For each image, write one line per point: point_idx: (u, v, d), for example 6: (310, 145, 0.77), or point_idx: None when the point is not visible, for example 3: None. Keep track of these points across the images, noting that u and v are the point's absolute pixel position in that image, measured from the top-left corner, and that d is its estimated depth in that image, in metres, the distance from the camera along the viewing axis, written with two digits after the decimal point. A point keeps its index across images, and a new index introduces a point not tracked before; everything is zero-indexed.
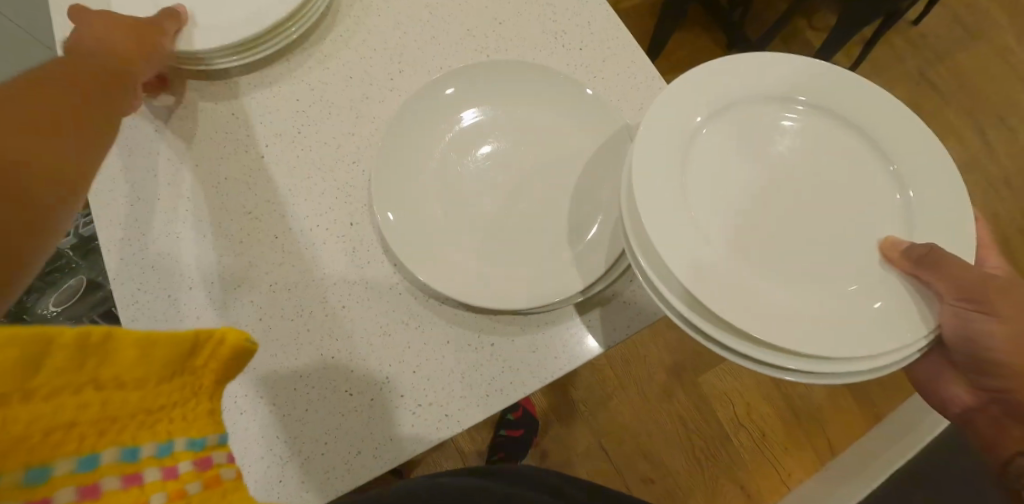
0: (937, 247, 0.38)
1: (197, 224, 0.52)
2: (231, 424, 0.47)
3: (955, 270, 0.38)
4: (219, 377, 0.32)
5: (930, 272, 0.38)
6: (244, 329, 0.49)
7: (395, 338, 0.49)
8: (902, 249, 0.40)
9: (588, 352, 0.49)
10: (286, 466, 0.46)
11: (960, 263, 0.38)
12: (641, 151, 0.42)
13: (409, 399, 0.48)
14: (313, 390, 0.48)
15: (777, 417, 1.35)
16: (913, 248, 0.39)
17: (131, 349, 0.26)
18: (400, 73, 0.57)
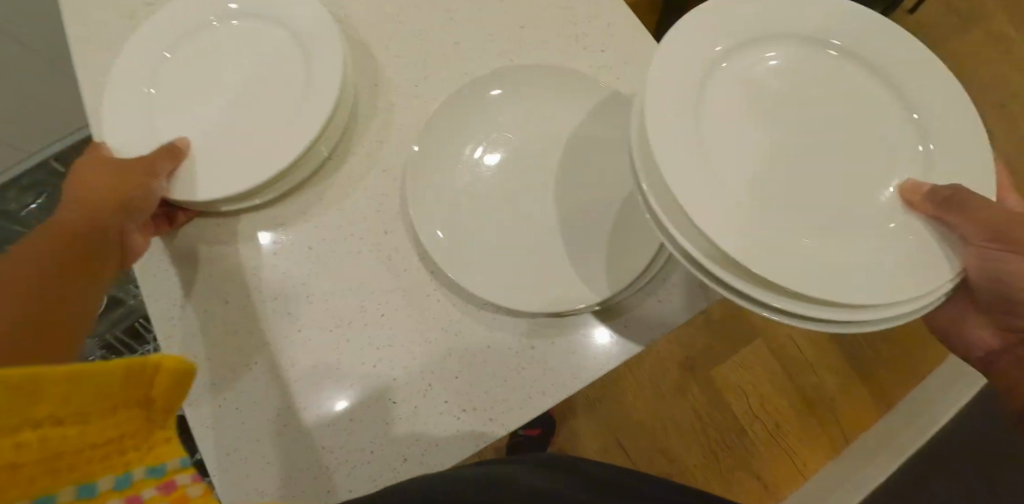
0: (961, 188, 0.37)
1: (230, 239, 0.52)
2: (277, 437, 0.47)
3: (980, 210, 0.37)
4: (166, 398, 0.29)
5: (956, 213, 0.36)
6: (284, 342, 0.49)
7: (435, 346, 0.49)
8: (924, 191, 0.39)
9: (624, 354, 0.50)
10: (333, 477, 0.46)
11: (982, 201, 0.37)
12: (651, 92, 0.39)
13: (452, 406, 0.48)
14: (355, 400, 0.48)
15: (792, 407, 1.36)
16: (937, 189, 0.38)
17: (57, 387, 0.23)
18: (425, 80, 0.57)
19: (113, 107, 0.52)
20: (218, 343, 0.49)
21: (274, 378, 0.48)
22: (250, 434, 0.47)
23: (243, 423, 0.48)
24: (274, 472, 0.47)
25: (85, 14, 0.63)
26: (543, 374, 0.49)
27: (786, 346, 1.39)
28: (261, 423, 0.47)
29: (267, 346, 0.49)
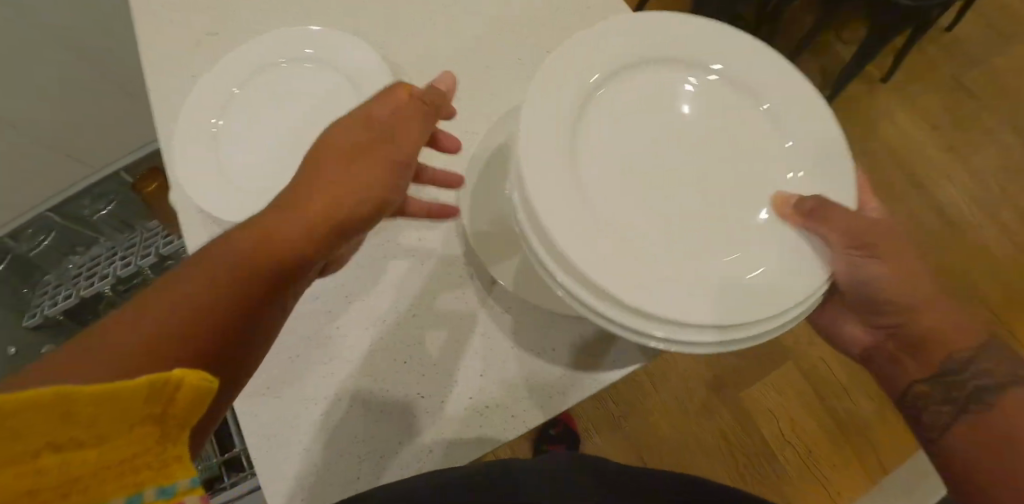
0: (823, 199, 0.43)
1: None
2: (310, 424, 0.51)
3: (839, 219, 0.42)
4: (185, 416, 0.28)
5: (820, 220, 0.42)
6: (320, 335, 0.53)
7: (462, 343, 0.53)
8: (792, 203, 0.44)
9: (638, 359, 0.53)
10: (359, 457, 0.50)
11: (844, 210, 0.43)
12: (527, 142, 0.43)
13: (474, 399, 0.51)
14: (387, 392, 0.51)
15: (823, 431, 1.32)
16: (804, 202, 0.43)
17: (73, 414, 0.23)
18: (460, 104, 0.63)
19: (185, 126, 0.60)
20: None
21: (311, 368, 0.52)
22: (288, 420, 0.51)
23: (281, 409, 0.51)
24: (308, 456, 0.50)
25: (157, 38, 0.70)
26: (563, 372, 0.52)
27: (816, 366, 1.36)
28: (298, 410, 0.51)
29: (305, 336, 0.53)
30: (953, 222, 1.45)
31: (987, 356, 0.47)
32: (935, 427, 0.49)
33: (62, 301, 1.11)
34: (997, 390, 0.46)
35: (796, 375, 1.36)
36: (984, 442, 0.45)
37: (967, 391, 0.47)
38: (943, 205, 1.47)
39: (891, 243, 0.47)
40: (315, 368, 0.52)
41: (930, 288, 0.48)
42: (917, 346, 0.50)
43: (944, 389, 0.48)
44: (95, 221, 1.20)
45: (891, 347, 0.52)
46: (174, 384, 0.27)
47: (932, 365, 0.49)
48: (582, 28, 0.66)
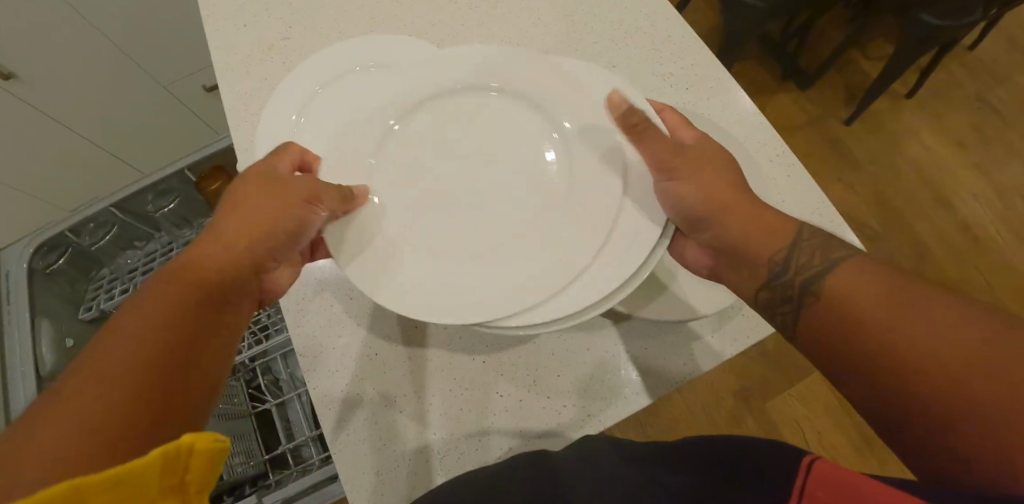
0: (638, 111, 0.50)
1: None
2: (426, 419, 0.59)
3: (651, 139, 0.50)
4: (199, 478, 0.30)
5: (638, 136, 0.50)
6: (426, 338, 0.62)
7: (551, 346, 0.62)
8: (621, 106, 0.50)
9: (711, 359, 0.60)
10: (455, 458, 0.58)
11: (655, 133, 0.50)
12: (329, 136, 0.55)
13: (549, 403, 0.60)
14: (487, 390, 0.60)
15: (850, 444, 1.32)
16: (629, 106, 0.50)
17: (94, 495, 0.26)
18: None
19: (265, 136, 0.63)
20: (369, 333, 0.62)
21: (420, 368, 0.61)
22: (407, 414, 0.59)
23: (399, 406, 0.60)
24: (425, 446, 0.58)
25: (229, 47, 0.73)
26: (618, 383, 0.60)
27: None
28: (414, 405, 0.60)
29: (414, 338, 0.62)
30: (976, 238, 1.46)
31: (811, 244, 0.47)
32: (787, 327, 0.47)
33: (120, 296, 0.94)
34: (821, 278, 0.45)
35: (823, 387, 1.37)
36: (835, 319, 0.42)
37: (796, 286, 0.46)
38: (967, 221, 1.47)
39: (703, 161, 0.52)
40: (423, 368, 0.61)
41: (735, 198, 0.50)
42: (739, 259, 0.50)
43: (779, 289, 0.47)
44: (158, 219, 1.04)
45: (722, 262, 0.52)
46: (188, 452, 0.29)
47: (757, 273, 0.49)
48: (644, 45, 0.71)
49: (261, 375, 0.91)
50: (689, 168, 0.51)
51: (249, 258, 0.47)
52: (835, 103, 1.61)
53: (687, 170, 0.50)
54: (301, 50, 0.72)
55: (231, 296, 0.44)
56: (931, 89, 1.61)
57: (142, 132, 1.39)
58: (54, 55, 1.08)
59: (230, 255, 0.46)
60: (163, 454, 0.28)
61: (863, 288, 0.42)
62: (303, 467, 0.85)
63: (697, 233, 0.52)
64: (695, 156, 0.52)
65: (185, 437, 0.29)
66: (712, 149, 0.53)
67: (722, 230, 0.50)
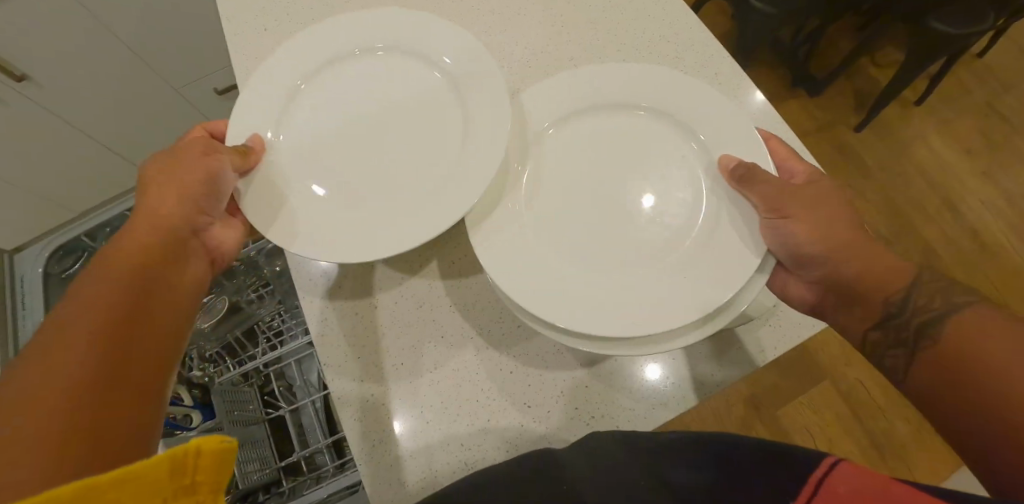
0: (752, 166, 0.52)
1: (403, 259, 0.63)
2: (435, 430, 0.57)
3: (766, 181, 0.52)
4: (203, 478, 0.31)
5: (750, 181, 0.52)
6: (435, 346, 0.60)
7: (566, 357, 0.59)
8: (730, 166, 0.54)
9: (743, 368, 0.58)
10: (470, 456, 0.56)
11: (767, 177, 0.52)
12: (253, 84, 0.60)
13: (564, 401, 0.58)
14: (498, 402, 0.58)
15: (860, 451, 1.31)
16: (738, 167, 0.53)
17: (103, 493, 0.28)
18: None
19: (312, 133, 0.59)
20: (376, 340, 0.60)
21: (428, 379, 0.59)
22: (413, 426, 0.57)
23: (405, 417, 0.57)
24: (433, 459, 0.56)
25: (252, 52, 0.73)
26: (638, 397, 0.58)
27: (855, 387, 1.36)
28: (421, 415, 0.57)
29: (422, 346, 0.60)
30: (985, 245, 1.45)
31: (932, 289, 0.50)
32: (897, 371, 0.50)
33: None
34: (944, 321, 0.48)
35: (832, 393, 1.36)
36: (944, 362, 0.47)
37: (912, 328, 0.50)
38: (977, 228, 1.47)
39: (817, 204, 0.55)
40: (430, 379, 0.58)
41: (849, 241, 0.53)
42: (854, 298, 0.53)
43: (893, 330, 0.51)
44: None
45: (831, 301, 0.54)
46: (193, 453, 0.31)
47: (875, 312, 0.52)
48: (666, 54, 0.70)
49: (275, 381, 0.90)
50: (802, 209, 0.53)
51: (165, 240, 0.51)
52: (846, 110, 1.61)
53: (801, 211, 0.53)
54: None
55: (161, 272, 0.48)
56: (940, 96, 1.61)
57: (153, 135, 1.39)
58: (68, 57, 1.08)
59: (144, 243, 0.49)
60: (173, 457, 0.30)
61: (979, 329, 0.46)
62: (316, 474, 0.84)
63: (804, 271, 0.54)
64: (805, 197, 0.54)
65: (192, 442, 0.31)
66: (824, 189, 0.57)
67: (832, 273, 0.53)
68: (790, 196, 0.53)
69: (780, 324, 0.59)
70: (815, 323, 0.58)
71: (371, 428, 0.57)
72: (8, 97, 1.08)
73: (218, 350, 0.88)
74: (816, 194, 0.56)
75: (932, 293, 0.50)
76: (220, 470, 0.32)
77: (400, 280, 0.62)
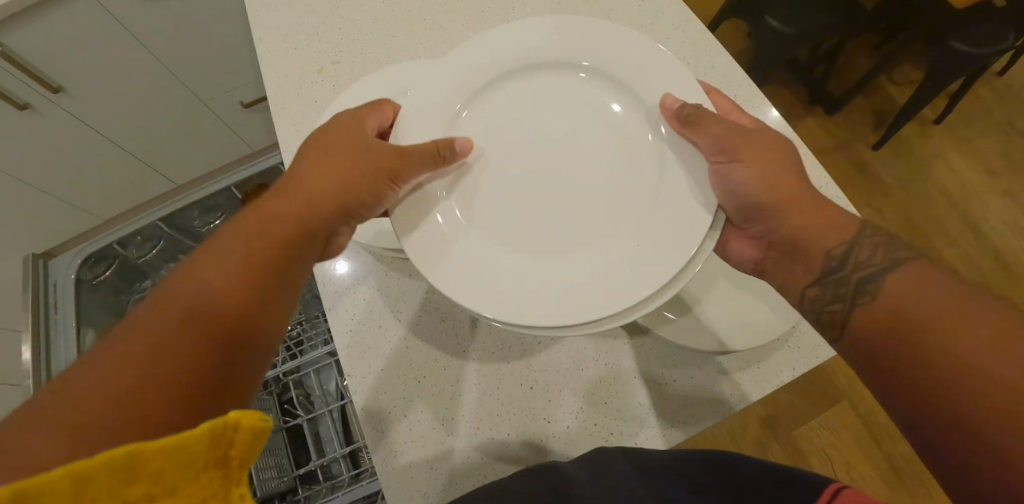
0: (698, 107, 0.48)
1: None
2: (448, 443, 0.57)
3: (707, 128, 0.48)
4: (236, 454, 0.31)
5: (691, 128, 0.49)
6: (451, 361, 0.60)
7: (586, 371, 0.59)
8: (674, 107, 0.50)
9: (762, 388, 0.57)
10: (482, 468, 0.56)
11: (710, 118, 0.48)
12: None
13: (579, 416, 0.58)
14: (514, 417, 0.58)
15: (878, 473, 1.28)
16: (682, 108, 0.49)
17: (148, 461, 0.27)
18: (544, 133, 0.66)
19: None
20: (390, 354, 0.61)
21: (444, 393, 0.59)
22: (422, 439, 0.57)
23: (420, 431, 0.57)
24: (445, 471, 0.56)
25: (281, 69, 0.75)
26: (653, 414, 0.57)
27: (873, 410, 1.33)
28: (435, 431, 0.57)
29: (438, 361, 0.60)
30: (1007, 266, 1.43)
31: (876, 241, 0.47)
32: (833, 327, 0.47)
33: None
34: (883, 273, 0.45)
35: (848, 413, 1.34)
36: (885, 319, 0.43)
37: (851, 283, 0.46)
38: (998, 248, 1.45)
39: (769, 155, 0.52)
40: (446, 392, 0.59)
41: None
42: (795, 254, 0.50)
43: (832, 285, 0.48)
44: (202, 234, 0.94)
45: (771, 257, 0.53)
46: (234, 427, 0.30)
47: (813, 264, 0.49)
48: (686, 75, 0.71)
49: (294, 389, 0.91)
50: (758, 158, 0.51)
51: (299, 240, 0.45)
52: (864, 128, 1.61)
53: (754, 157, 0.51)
54: (353, 72, 0.74)
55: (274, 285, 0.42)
56: (958, 115, 1.60)
57: (179, 145, 1.42)
58: (103, 70, 1.11)
59: (273, 233, 0.43)
60: (213, 428, 0.30)
61: (928, 294, 0.42)
62: (332, 483, 0.85)
63: (750, 226, 0.53)
64: (758, 141, 0.52)
65: (232, 415, 0.31)
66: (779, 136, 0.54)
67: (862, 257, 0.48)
68: (735, 141, 0.50)
69: (800, 342, 0.58)
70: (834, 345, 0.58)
71: (384, 436, 0.57)
72: (43, 107, 1.11)
73: None
74: (765, 138, 0.53)
75: (877, 247, 0.46)
76: (256, 448, 0.31)
77: (418, 294, 0.63)
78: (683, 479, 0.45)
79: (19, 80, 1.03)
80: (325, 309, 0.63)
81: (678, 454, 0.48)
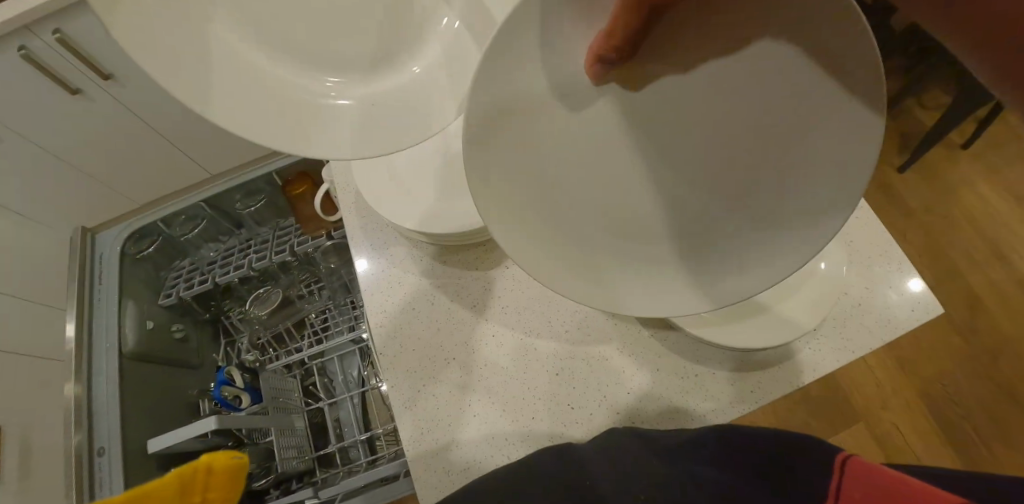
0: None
1: (456, 253, 0.63)
2: (469, 423, 0.56)
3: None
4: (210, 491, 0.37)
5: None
6: (477, 342, 0.59)
7: (614, 361, 0.57)
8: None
9: (789, 387, 0.57)
10: (501, 451, 0.54)
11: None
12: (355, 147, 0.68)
13: (604, 409, 0.56)
14: (538, 402, 0.56)
15: None
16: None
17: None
18: None
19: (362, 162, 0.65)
20: (418, 334, 0.60)
21: (468, 374, 0.58)
22: (443, 419, 0.56)
23: (442, 411, 0.56)
24: (463, 451, 0.55)
25: None
26: (678, 408, 0.56)
27: (889, 431, 1.30)
28: (456, 411, 0.56)
29: (465, 343, 0.59)
30: None
31: None
32: None
33: (197, 286, 0.87)
34: None
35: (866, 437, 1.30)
36: None
37: None
38: None
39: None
40: (471, 374, 0.57)
41: None
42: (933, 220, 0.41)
43: None
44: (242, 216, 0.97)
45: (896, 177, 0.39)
46: (207, 467, 0.37)
47: None
48: None
49: (317, 375, 0.94)
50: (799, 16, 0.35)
51: None
52: (890, 151, 1.60)
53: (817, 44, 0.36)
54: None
55: None
56: (991, 138, 1.58)
57: None
58: None
59: None
60: (183, 472, 0.36)
61: None
62: (349, 467, 0.86)
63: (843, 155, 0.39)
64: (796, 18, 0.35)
65: (206, 458, 0.37)
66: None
67: None
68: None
69: (823, 345, 0.58)
70: (856, 349, 0.57)
71: (407, 417, 0.57)
72: (93, 93, 1.17)
73: (270, 340, 0.93)
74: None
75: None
76: (230, 482, 0.37)
77: (448, 279, 0.62)
78: (702, 456, 0.45)
79: (69, 61, 1.09)
80: (360, 291, 0.63)
81: (693, 435, 0.48)
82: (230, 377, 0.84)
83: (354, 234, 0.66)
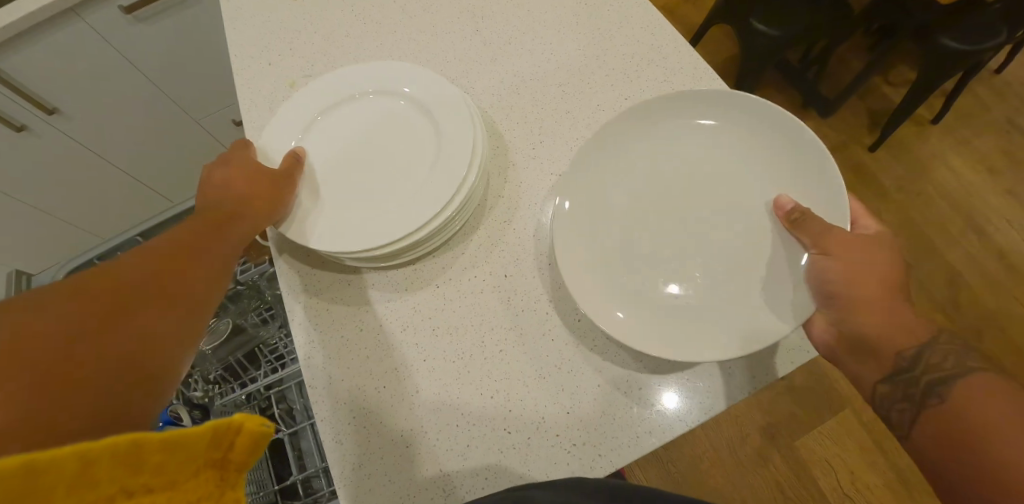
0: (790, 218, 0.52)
1: (385, 275, 0.61)
2: (400, 458, 0.53)
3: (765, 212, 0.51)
4: None
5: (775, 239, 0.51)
6: (411, 370, 0.56)
7: (550, 380, 0.55)
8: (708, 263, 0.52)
9: (735, 394, 0.54)
10: (435, 484, 0.52)
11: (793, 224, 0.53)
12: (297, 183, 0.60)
13: (547, 425, 0.53)
14: (473, 428, 0.54)
15: (887, 489, 1.21)
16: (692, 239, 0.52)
17: None
18: (528, 153, 0.65)
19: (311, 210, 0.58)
20: (351, 364, 0.57)
21: (401, 402, 0.55)
22: (376, 453, 0.53)
23: (371, 443, 0.54)
24: (395, 488, 0.52)
25: (241, 70, 0.73)
26: (621, 427, 0.53)
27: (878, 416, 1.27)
28: (389, 444, 0.53)
29: (399, 370, 0.56)
30: (1013, 266, 1.38)
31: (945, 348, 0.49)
32: (901, 426, 0.50)
33: None
34: (948, 379, 0.48)
35: (855, 424, 1.27)
36: (946, 420, 0.46)
37: (921, 384, 0.48)
38: (1004, 248, 1.40)
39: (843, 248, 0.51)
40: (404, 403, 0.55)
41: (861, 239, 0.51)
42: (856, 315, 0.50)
43: (903, 383, 0.50)
44: None
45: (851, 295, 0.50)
46: None
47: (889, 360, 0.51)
48: (655, 76, 0.70)
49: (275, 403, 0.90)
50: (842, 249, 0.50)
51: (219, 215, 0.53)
52: (859, 129, 1.58)
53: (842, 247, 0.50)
54: (316, 53, 0.73)
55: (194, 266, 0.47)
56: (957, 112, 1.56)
57: (171, 163, 1.44)
58: (90, 89, 1.13)
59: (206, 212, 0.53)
60: None
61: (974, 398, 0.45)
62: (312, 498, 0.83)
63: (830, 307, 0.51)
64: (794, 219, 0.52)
65: None
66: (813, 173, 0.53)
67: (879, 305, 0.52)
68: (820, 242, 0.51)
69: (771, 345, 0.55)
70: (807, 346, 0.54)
71: (336, 452, 0.54)
72: (38, 127, 1.13)
73: (223, 372, 0.90)
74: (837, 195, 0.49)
75: (946, 354, 0.48)
76: None
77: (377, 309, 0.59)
78: None
79: (12, 101, 1.05)
80: (289, 320, 0.60)
81: None
82: (177, 416, 0.79)
83: (280, 263, 0.62)
